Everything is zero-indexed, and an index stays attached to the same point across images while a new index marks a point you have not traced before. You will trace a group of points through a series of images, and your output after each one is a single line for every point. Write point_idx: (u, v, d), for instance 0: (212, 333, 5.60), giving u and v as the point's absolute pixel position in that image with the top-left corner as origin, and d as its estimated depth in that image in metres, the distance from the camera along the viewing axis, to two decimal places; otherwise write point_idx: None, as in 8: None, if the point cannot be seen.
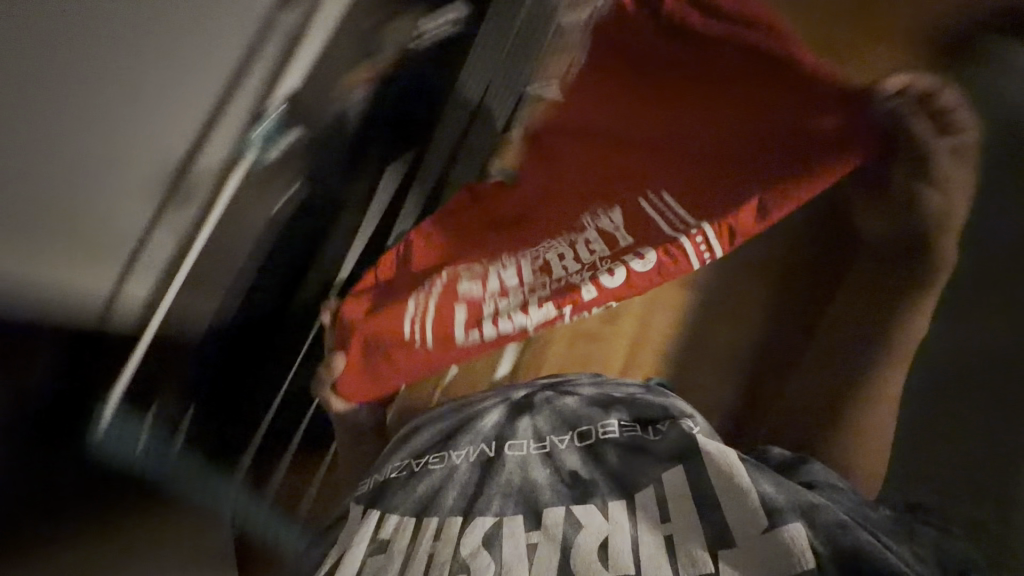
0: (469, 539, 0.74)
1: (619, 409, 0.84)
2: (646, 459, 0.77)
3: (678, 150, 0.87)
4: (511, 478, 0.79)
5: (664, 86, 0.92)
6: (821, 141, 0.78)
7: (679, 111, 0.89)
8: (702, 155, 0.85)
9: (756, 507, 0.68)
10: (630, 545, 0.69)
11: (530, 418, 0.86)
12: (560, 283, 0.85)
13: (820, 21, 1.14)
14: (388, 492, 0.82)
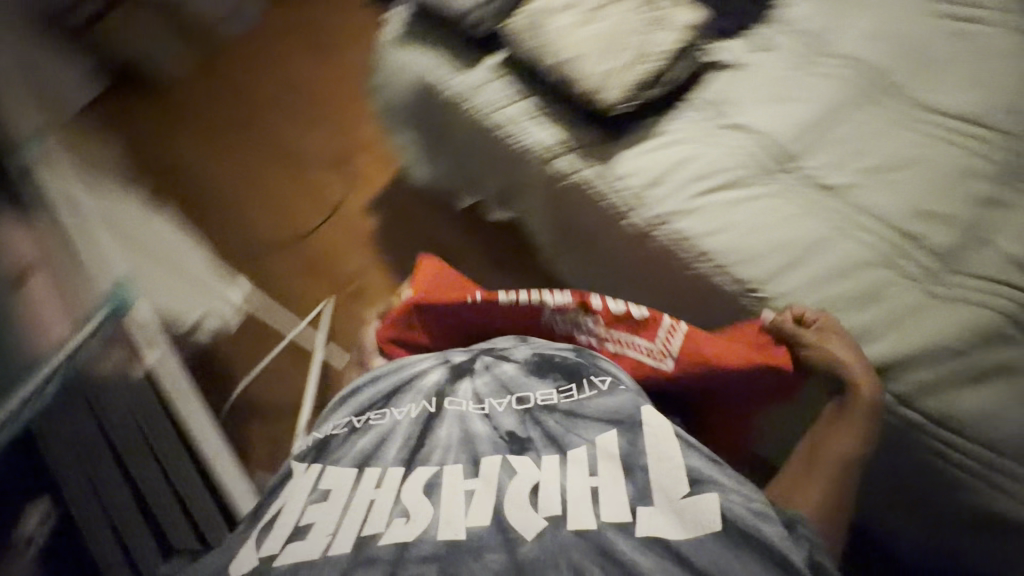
0: (410, 493, 0.53)
1: (560, 373, 0.63)
2: (582, 425, 0.58)
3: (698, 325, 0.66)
4: (450, 431, 0.58)
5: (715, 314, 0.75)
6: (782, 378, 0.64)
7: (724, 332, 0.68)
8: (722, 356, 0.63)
9: (682, 472, 0.54)
10: (564, 493, 0.52)
11: (470, 378, 0.64)
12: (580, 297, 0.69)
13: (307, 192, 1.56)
14: (333, 441, 0.60)
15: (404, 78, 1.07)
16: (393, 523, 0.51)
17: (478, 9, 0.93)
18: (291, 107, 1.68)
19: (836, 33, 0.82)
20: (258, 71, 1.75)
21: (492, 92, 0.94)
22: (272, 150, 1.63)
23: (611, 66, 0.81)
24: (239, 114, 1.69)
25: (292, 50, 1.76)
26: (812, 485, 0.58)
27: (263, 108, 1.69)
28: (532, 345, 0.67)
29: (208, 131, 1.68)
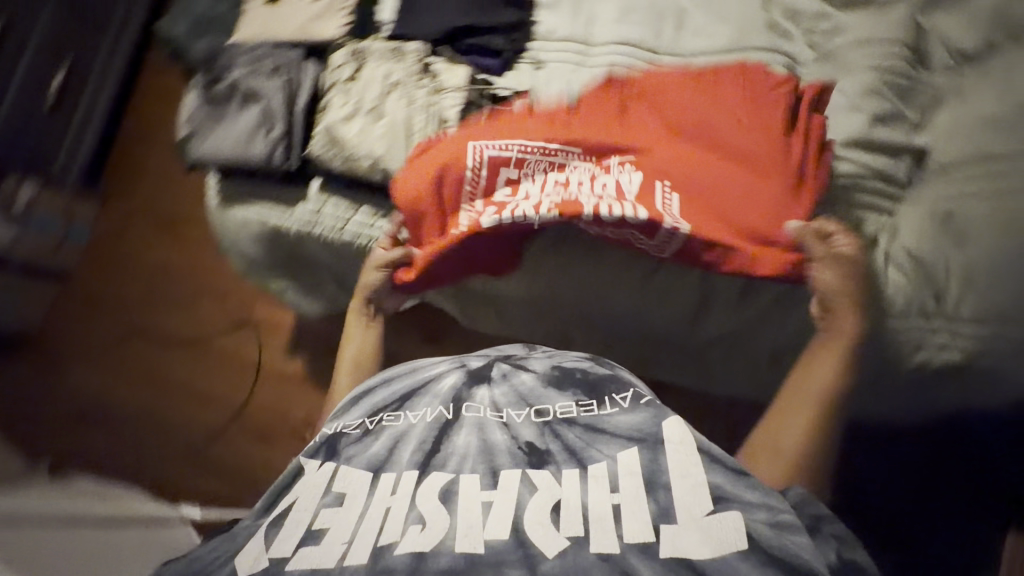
0: (427, 498, 0.61)
1: (579, 388, 0.70)
2: (603, 442, 0.63)
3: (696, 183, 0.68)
4: (468, 440, 0.67)
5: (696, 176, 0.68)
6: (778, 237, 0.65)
7: (721, 192, 0.67)
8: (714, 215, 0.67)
9: (705, 489, 0.56)
10: (586, 510, 0.57)
11: (489, 385, 0.73)
12: (569, 199, 0.70)
13: (222, 364, 1.49)
14: (348, 439, 0.69)
15: (248, 232, 1.04)
16: (409, 529, 0.58)
17: (277, 155, 0.90)
18: (172, 289, 1.60)
19: (595, 24, 0.87)
20: (117, 271, 1.65)
21: (329, 215, 0.94)
22: (169, 339, 1.55)
23: (422, 148, 0.80)
24: (118, 324, 1.60)
25: (140, 236, 1.66)
26: (784, 459, 0.62)
27: (140, 306, 1.60)
28: (550, 360, 0.75)
29: (93, 349, 1.59)
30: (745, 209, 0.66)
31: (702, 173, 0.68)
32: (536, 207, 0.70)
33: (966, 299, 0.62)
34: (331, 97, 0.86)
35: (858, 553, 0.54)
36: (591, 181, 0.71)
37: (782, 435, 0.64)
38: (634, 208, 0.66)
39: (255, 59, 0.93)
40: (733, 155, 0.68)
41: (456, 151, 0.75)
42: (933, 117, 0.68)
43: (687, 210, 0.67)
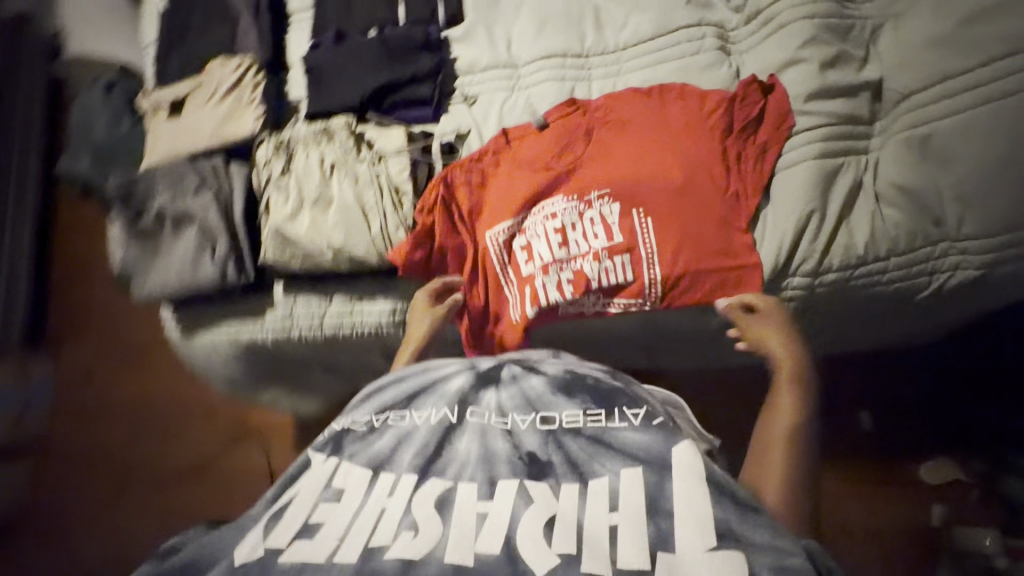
0: (421, 504, 0.59)
1: (588, 393, 0.65)
2: (606, 456, 0.60)
3: (670, 204, 0.70)
4: (470, 447, 0.63)
5: (665, 194, 0.70)
6: (733, 253, 0.68)
7: (688, 209, 0.69)
8: (678, 234, 0.70)
9: (709, 527, 0.53)
10: (578, 523, 0.56)
11: (496, 388, 0.67)
12: (577, 265, 0.73)
13: (228, 488, 1.35)
14: (354, 435, 0.67)
15: (223, 352, 0.97)
16: (400, 533, 0.57)
17: (231, 270, 0.84)
18: (150, 426, 1.47)
19: (516, 44, 0.84)
20: (89, 421, 1.51)
21: (303, 315, 0.87)
22: (163, 479, 1.42)
23: (382, 223, 0.75)
24: (102, 482, 1.45)
25: (107, 377, 1.52)
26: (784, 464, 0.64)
27: (125, 449, 1.47)
28: (563, 363, 0.69)
29: (81, 517, 1.43)
30: (707, 232, 0.69)
31: (679, 204, 0.70)
32: (558, 289, 0.73)
33: (965, 218, 0.62)
34: (269, 196, 0.80)
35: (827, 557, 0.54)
36: (589, 229, 0.73)
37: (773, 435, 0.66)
38: (621, 258, 0.72)
39: (175, 180, 0.86)
40: (700, 173, 0.69)
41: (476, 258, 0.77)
42: (875, 48, 0.67)
43: (665, 246, 0.70)
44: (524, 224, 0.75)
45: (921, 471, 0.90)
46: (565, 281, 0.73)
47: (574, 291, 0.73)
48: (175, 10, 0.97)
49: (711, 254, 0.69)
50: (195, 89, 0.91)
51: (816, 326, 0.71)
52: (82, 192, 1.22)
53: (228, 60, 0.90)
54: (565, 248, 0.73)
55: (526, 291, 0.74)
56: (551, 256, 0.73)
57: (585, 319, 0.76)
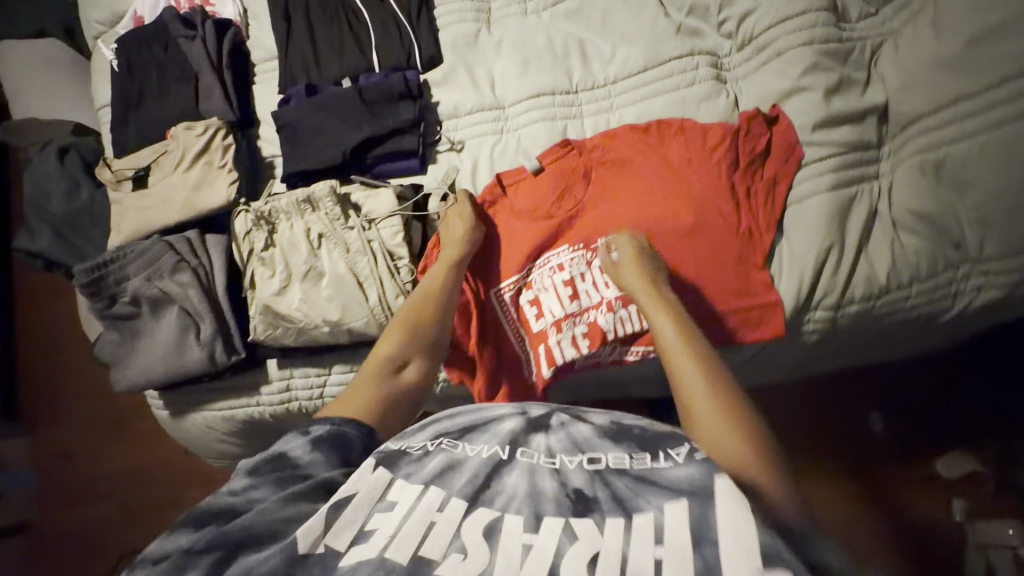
0: (469, 528, 0.42)
1: (637, 437, 0.46)
2: (653, 493, 0.41)
3: (680, 247, 0.67)
4: (519, 483, 0.44)
5: (675, 235, 0.67)
6: (754, 292, 0.65)
7: (701, 249, 0.66)
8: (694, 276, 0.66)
9: (751, 544, 0.36)
10: (621, 559, 0.38)
11: (544, 433, 0.48)
12: (591, 317, 0.69)
13: None
14: (403, 458, 0.47)
15: (216, 430, 0.90)
16: (447, 554, 0.40)
17: (219, 353, 0.78)
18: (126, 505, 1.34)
19: (500, 84, 0.80)
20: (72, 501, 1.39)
21: (301, 386, 0.82)
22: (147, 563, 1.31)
23: (378, 291, 0.70)
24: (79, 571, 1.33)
25: (86, 452, 1.39)
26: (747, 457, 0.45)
27: (116, 526, 1.34)
28: (611, 410, 0.50)
29: None
30: (723, 272, 0.65)
31: (693, 243, 0.66)
32: (574, 345, 0.69)
33: (987, 239, 0.59)
34: (252, 270, 0.75)
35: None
36: (599, 277, 0.69)
37: (726, 442, 0.46)
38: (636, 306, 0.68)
39: (147, 260, 0.79)
40: (709, 212, 0.66)
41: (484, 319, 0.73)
42: (875, 69, 0.65)
43: (681, 291, 0.66)
44: (529, 277, 0.72)
45: (937, 466, 0.89)
46: (581, 335, 0.69)
47: (590, 346, 0.69)
48: (130, 73, 0.91)
49: (731, 296, 0.65)
50: (160, 156, 0.85)
51: (832, 352, 0.71)
52: (45, 267, 1.14)
53: (192, 123, 0.84)
54: (576, 300, 0.70)
55: (540, 349, 0.70)
56: (561, 310, 0.70)
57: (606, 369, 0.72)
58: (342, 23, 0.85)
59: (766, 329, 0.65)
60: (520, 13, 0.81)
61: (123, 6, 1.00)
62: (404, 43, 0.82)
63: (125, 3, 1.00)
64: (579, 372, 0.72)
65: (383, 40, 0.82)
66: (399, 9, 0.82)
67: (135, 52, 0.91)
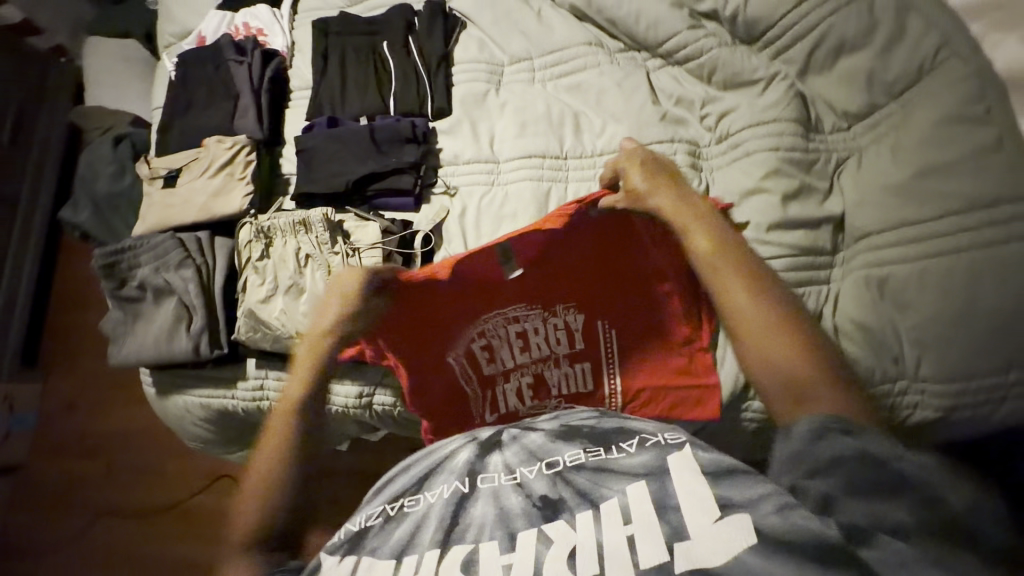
0: (448, 568, 0.44)
1: (586, 435, 0.53)
2: (612, 479, 0.48)
3: (628, 318, 0.72)
4: (487, 510, 0.48)
5: (624, 308, 0.72)
6: (695, 373, 0.69)
7: (648, 320, 0.71)
8: (637, 344, 0.72)
9: (712, 501, 0.42)
10: (598, 546, 0.43)
11: (499, 450, 0.53)
12: (540, 371, 0.73)
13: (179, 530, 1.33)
14: (367, 533, 0.49)
15: (191, 416, 0.97)
16: None
17: (203, 346, 0.85)
18: (101, 464, 1.43)
19: (498, 141, 0.86)
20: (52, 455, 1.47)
21: (273, 388, 0.88)
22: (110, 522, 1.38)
23: None
24: (52, 523, 1.41)
25: (79, 410, 1.48)
26: (829, 397, 0.49)
27: (95, 486, 1.42)
28: (557, 414, 0.57)
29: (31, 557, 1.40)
30: (664, 346, 0.71)
31: (642, 315, 0.71)
32: (518, 397, 0.73)
33: (924, 360, 0.60)
34: (246, 277, 0.82)
35: (874, 470, 0.42)
36: (551, 333, 0.73)
37: (801, 368, 0.52)
38: (582, 365, 0.73)
39: (157, 253, 0.88)
40: (655, 291, 0.71)
41: (427, 377, 0.73)
42: (838, 181, 0.68)
43: (627, 359, 0.72)
44: (477, 333, 0.74)
45: None
46: (527, 388, 0.74)
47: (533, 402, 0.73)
48: (183, 85, 1.03)
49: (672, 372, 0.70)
50: (192, 162, 0.95)
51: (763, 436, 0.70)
52: (84, 238, 1.27)
53: (224, 138, 0.94)
54: (526, 352, 0.74)
55: (487, 395, 0.74)
56: (512, 362, 0.74)
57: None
58: (370, 67, 0.94)
59: (713, 409, 0.67)
60: (527, 79, 0.88)
61: (191, 24, 1.13)
62: (420, 93, 0.90)
63: (194, 23, 1.13)
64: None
65: (402, 87, 0.91)
66: (421, 63, 0.91)
67: (191, 67, 1.03)
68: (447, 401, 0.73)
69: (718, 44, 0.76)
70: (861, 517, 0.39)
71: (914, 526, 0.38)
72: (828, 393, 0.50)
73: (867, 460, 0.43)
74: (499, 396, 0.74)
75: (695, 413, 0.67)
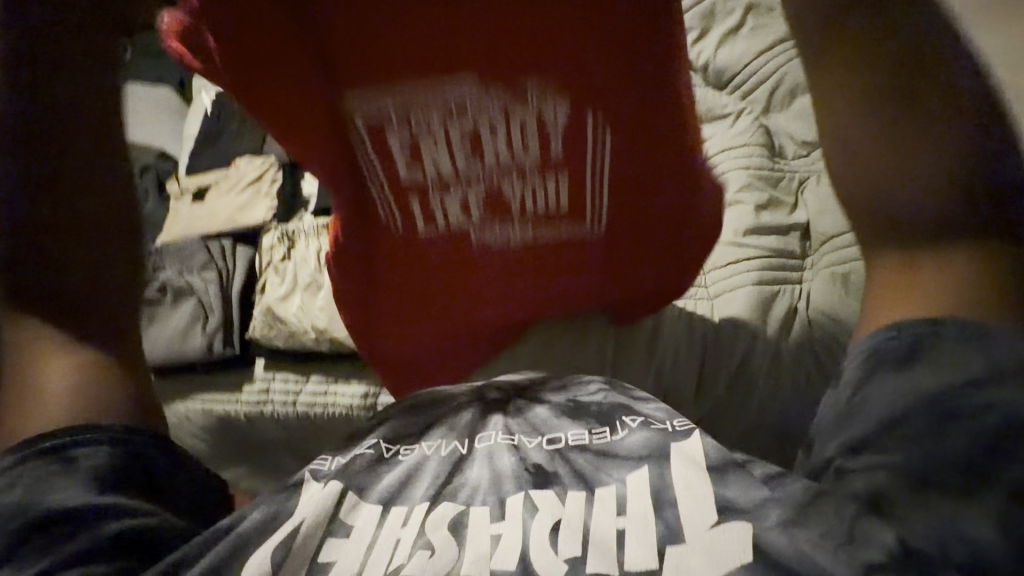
0: (434, 525, 0.44)
1: (593, 416, 0.52)
2: (613, 466, 0.46)
3: (628, 85, 0.48)
4: (482, 472, 0.48)
5: (629, 77, 0.47)
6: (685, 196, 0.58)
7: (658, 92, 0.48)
8: (635, 140, 0.52)
9: (710, 502, 0.41)
10: (585, 528, 0.42)
11: (504, 414, 0.55)
12: (495, 182, 0.55)
13: None
14: (355, 468, 0.49)
15: (188, 435, 0.90)
16: (417, 556, 0.42)
17: (217, 345, 0.89)
18: None
19: None
20: None
21: (278, 392, 0.87)
22: None
23: None
24: None
25: None
26: (910, 302, 0.39)
27: None
28: (566, 388, 0.57)
29: None
30: (665, 162, 0.54)
31: (648, 129, 0.51)
32: (461, 208, 0.57)
33: None
34: (267, 277, 0.89)
35: (955, 431, 0.33)
36: (517, 133, 0.50)
37: (908, 204, 0.40)
38: (555, 178, 0.55)
39: (185, 255, 0.95)
40: (661, 116, 0.50)
41: (329, 165, 0.52)
42: (802, 196, 0.79)
43: (613, 176, 0.56)
44: (408, 105, 0.47)
45: None
46: (474, 201, 0.57)
47: (484, 232, 0.60)
48: (216, 115, 1.13)
49: (661, 192, 0.57)
50: (220, 179, 1.03)
51: (759, 428, 0.73)
52: None
53: (255, 158, 1.04)
54: (477, 152, 0.51)
55: (416, 211, 0.58)
56: (451, 166, 0.53)
57: (497, 258, 0.63)
58: None
59: (697, 241, 0.63)
60: None
61: None
62: None
63: None
64: (458, 244, 0.62)
65: None
66: None
67: (224, 100, 1.13)
68: (376, 228, 0.60)
69: (697, 86, 0.87)
70: (926, 535, 0.32)
71: (1004, 550, 0.30)
72: (915, 273, 0.40)
73: (935, 413, 0.34)
74: (436, 225, 0.60)
75: (673, 239, 0.63)
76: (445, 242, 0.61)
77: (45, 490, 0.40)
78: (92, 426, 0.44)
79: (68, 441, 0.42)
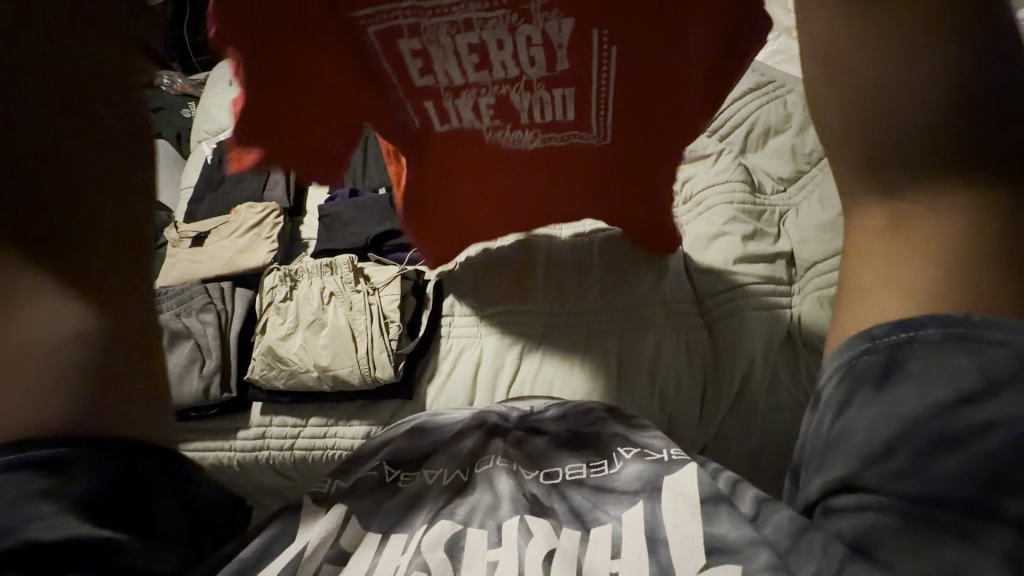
0: (431, 547, 0.44)
1: (592, 448, 0.53)
2: (610, 502, 0.47)
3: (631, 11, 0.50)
4: (484, 496, 0.49)
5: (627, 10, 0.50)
6: (685, 119, 0.61)
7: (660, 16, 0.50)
8: (635, 68, 0.56)
9: (699, 545, 0.40)
10: (578, 561, 0.42)
11: (504, 444, 0.55)
12: (504, 92, 0.58)
13: None
14: (355, 498, 0.50)
15: None
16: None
17: (213, 388, 0.86)
18: None
19: None
20: None
21: (275, 437, 0.85)
22: None
23: (367, 347, 0.82)
24: None
25: None
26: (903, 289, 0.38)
27: None
28: (564, 415, 0.58)
29: None
30: (665, 90, 0.58)
31: (650, 50, 0.53)
32: (474, 115, 0.61)
33: None
34: (267, 319, 0.89)
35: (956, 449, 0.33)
36: (522, 48, 0.53)
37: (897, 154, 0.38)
38: (562, 91, 0.59)
39: (183, 298, 0.96)
40: (664, 39, 0.52)
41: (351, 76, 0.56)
42: (784, 227, 0.84)
43: (617, 95, 0.59)
44: (416, 14, 0.49)
45: None
46: (484, 109, 0.61)
47: (497, 139, 0.65)
48: (219, 165, 1.17)
49: (661, 115, 0.61)
50: (221, 225, 1.05)
51: (763, 454, 0.73)
52: None
53: (255, 205, 1.05)
54: (487, 64, 0.55)
55: (434, 120, 0.63)
56: (460, 74, 0.56)
57: (507, 158, 0.68)
58: None
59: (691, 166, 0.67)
60: None
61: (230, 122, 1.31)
62: None
63: (228, 121, 1.30)
64: (473, 148, 0.67)
65: None
66: None
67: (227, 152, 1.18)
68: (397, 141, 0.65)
69: None
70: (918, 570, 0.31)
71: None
72: (904, 232, 0.38)
73: (924, 440, 0.33)
74: (453, 135, 0.65)
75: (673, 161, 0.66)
76: (461, 151, 0.67)
77: (28, 519, 0.35)
78: (82, 435, 0.39)
79: (58, 457, 0.37)
